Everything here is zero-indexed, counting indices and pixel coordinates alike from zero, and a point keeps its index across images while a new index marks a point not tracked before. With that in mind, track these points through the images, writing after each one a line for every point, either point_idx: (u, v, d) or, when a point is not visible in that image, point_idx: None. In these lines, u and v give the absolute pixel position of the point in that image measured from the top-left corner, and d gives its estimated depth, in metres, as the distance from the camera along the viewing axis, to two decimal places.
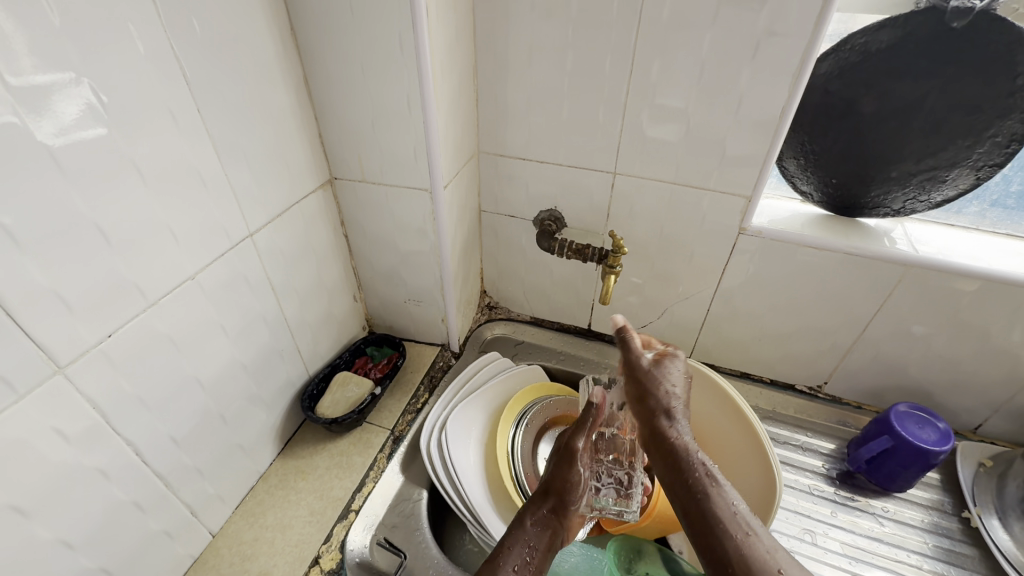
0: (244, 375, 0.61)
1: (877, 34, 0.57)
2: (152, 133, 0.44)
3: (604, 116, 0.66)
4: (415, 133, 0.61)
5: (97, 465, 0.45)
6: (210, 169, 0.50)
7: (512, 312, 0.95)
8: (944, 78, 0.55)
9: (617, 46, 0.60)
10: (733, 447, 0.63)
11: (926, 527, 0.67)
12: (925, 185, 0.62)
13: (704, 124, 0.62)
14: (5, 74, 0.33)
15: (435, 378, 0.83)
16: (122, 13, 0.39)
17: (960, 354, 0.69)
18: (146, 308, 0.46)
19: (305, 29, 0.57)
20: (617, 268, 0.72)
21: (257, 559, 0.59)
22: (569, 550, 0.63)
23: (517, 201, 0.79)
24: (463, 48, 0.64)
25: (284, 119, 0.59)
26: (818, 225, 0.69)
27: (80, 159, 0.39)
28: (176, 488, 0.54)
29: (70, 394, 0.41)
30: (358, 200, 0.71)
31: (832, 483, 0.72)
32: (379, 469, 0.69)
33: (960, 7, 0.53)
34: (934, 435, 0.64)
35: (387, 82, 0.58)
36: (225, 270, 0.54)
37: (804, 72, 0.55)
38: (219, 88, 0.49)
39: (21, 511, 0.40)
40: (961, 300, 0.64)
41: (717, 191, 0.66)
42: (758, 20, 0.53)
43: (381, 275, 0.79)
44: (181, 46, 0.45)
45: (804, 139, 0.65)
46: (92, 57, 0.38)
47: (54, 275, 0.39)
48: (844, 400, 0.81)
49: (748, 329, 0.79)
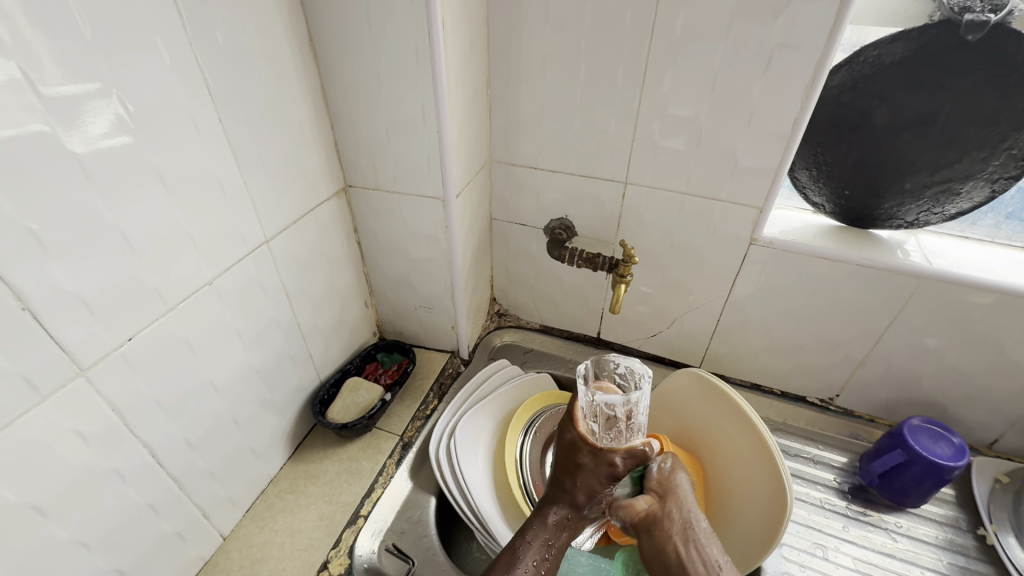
0: (258, 379, 0.61)
1: (890, 47, 0.57)
2: (176, 142, 0.45)
3: (616, 127, 0.66)
4: (429, 142, 0.62)
5: (115, 466, 0.46)
6: (229, 177, 0.51)
7: (522, 319, 0.96)
8: (959, 91, 0.55)
9: (630, 58, 0.61)
10: (743, 462, 0.62)
11: (940, 543, 0.66)
12: (939, 198, 0.62)
13: (715, 135, 0.62)
14: (37, 84, 0.35)
15: (444, 385, 0.83)
16: (150, 27, 0.41)
17: (974, 368, 0.68)
18: (165, 313, 0.47)
19: (323, 40, 0.58)
20: (627, 277, 0.73)
21: (266, 562, 0.60)
22: (579, 558, 0.64)
23: (528, 209, 0.80)
24: (476, 59, 0.64)
25: (301, 128, 0.60)
26: (830, 236, 0.69)
27: (106, 166, 0.40)
28: (189, 490, 0.54)
29: (90, 396, 0.42)
30: (371, 208, 0.71)
31: (844, 497, 0.71)
32: (388, 475, 0.69)
33: (974, 21, 0.53)
34: (948, 450, 0.63)
35: (403, 92, 0.59)
36: (242, 276, 0.55)
37: (816, 84, 0.55)
38: (239, 96, 0.50)
39: (39, 511, 0.40)
40: (976, 313, 0.64)
41: (728, 202, 0.67)
42: (771, 32, 0.54)
43: (393, 281, 0.80)
44: (205, 57, 0.46)
45: (816, 151, 0.65)
46: (118, 68, 0.39)
47: (79, 280, 0.40)
48: (855, 412, 0.80)
49: (758, 339, 0.79)
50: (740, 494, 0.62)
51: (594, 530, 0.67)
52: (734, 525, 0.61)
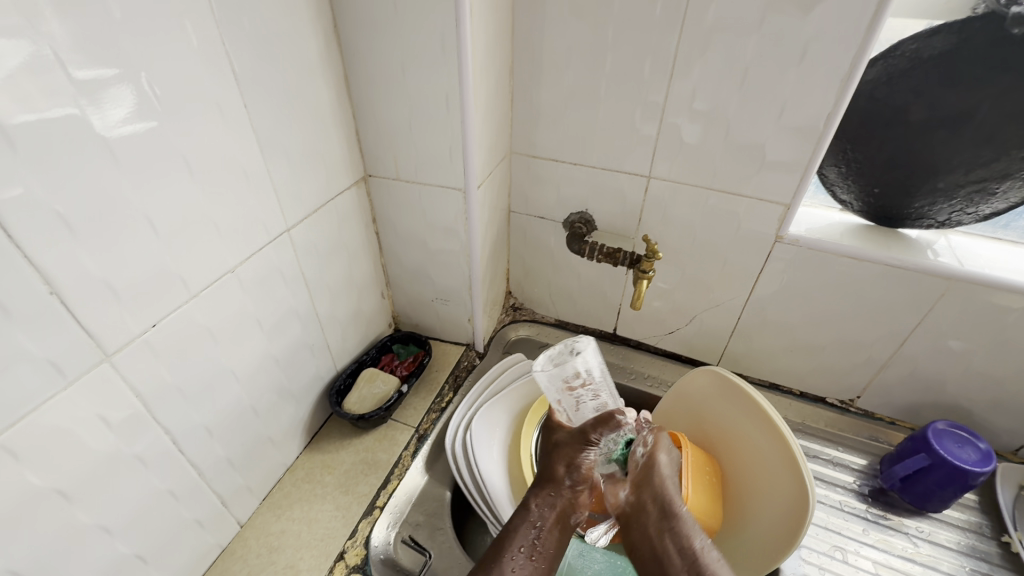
0: (276, 368, 0.61)
1: (929, 40, 0.55)
2: (200, 126, 0.44)
3: (640, 119, 0.65)
4: (451, 133, 0.61)
5: (138, 453, 0.46)
6: (253, 164, 0.51)
7: (537, 313, 0.95)
8: (1000, 87, 0.53)
9: (658, 48, 0.59)
10: (765, 463, 0.61)
11: (962, 549, 0.65)
12: (974, 197, 0.61)
13: (743, 129, 0.61)
14: (66, 66, 0.34)
15: (459, 378, 0.83)
16: (178, 8, 0.40)
17: (1003, 373, 0.67)
18: (188, 300, 0.47)
19: (347, 26, 0.57)
20: (649, 273, 0.72)
21: (284, 550, 0.60)
22: (593, 555, 0.63)
23: (548, 203, 0.79)
24: (500, 49, 0.63)
25: (323, 116, 0.59)
26: (858, 235, 0.67)
27: (133, 151, 0.39)
28: (208, 477, 0.54)
29: (115, 382, 0.42)
30: (390, 199, 0.71)
31: (864, 500, 0.70)
32: (404, 467, 0.69)
33: (1021, 14, 0.50)
34: (974, 455, 0.62)
35: (428, 80, 0.58)
36: (263, 264, 0.55)
37: (854, 78, 0.54)
38: (264, 81, 0.50)
39: (65, 495, 0.40)
40: (1008, 317, 0.62)
41: (755, 199, 0.65)
42: (806, 24, 0.52)
43: (410, 273, 0.79)
44: (231, 42, 0.45)
45: (846, 147, 0.64)
46: (145, 51, 0.39)
47: (106, 266, 0.39)
48: (877, 415, 0.79)
49: (780, 339, 0.78)
50: (757, 498, 0.61)
51: (609, 526, 0.64)
52: (750, 525, 0.61)
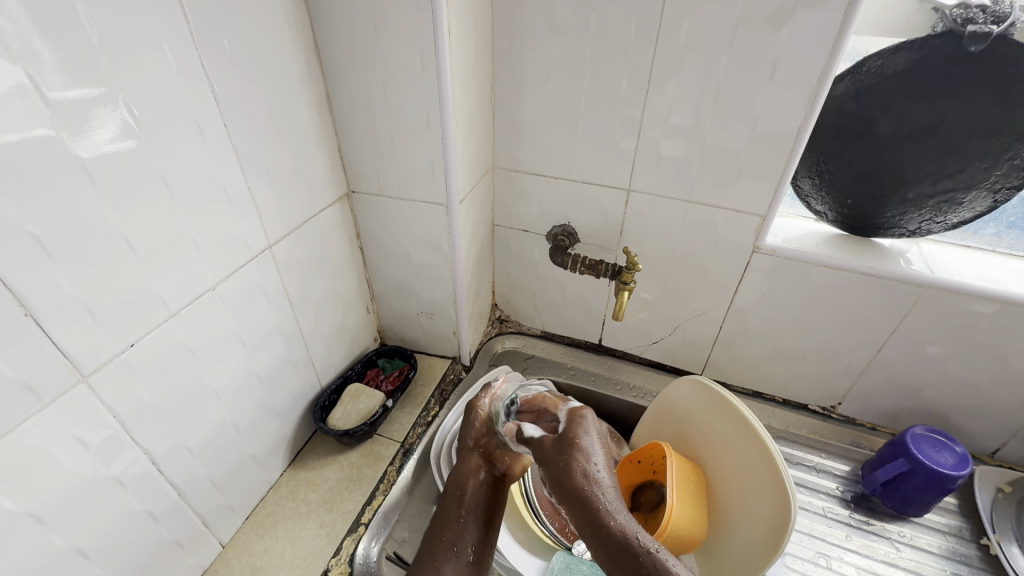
0: (259, 385, 0.61)
1: (893, 57, 0.58)
2: (179, 146, 0.45)
3: (619, 134, 0.66)
4: (432, 147, 0.62)
5: (116, 475, 0.45)
6: (234, 182, 0.51)
7: (524, 325, 0.96)
8: (961, 101, 0.55)
9: (634, 65, 0.61)
10: (750, 475, 0.61)
11: (943, 553, 0.66)
12: (942, 208, 0.63)
13: (718, 143, 0.63)
14: (41, 90, 0.34)
15: (445, 392, 0.83)
16: (156, 31, 0.41)
17: (976, 376, 0.68)
18: (168, 318, 0.47)
19: (327, 45, 0.58)
20: (630, 284, 0.73)
21: (266, 570, 0.59)
22: (580, 567, 0.64)
23: (531, 216, 0.80)
24: (480, 65, 0.64)
25: (304, 134, 0.60)
26: (833, 244, 0.69)
27: (111, 172, 0.40)
28: (189, 497, 0.54)
29: (91, 402, 0.42)
30: (374, 214, 0.71)
31: (847, 506, 0.71)
32: (390, 482, 0.68)
33: (977, 33, 0.53)
34: (951, 459, 0.63)
35: (407, 98, 0.59)
36: (245, 280, 0.55)
37: (821, 92, 0.55)
38: (244, 103, 0.50)
39: (40, 520, 0.40)
40: (978, 323, 0.64)
41: (731, 209, 0.67)
42: (774, 43, 0.54)
43: (395, 288, 0.80)
44: (210, 63, 0.46)
45: (819, 159, 0.66)
46: (123, 76, 0.39)
47: (82, 287, 0.39)
48: (858, 421, 0.80)
49: (761, 347, 0.79)
50: (743, 503, 0.61)
51: None
52: (736, 534, 0.60)
